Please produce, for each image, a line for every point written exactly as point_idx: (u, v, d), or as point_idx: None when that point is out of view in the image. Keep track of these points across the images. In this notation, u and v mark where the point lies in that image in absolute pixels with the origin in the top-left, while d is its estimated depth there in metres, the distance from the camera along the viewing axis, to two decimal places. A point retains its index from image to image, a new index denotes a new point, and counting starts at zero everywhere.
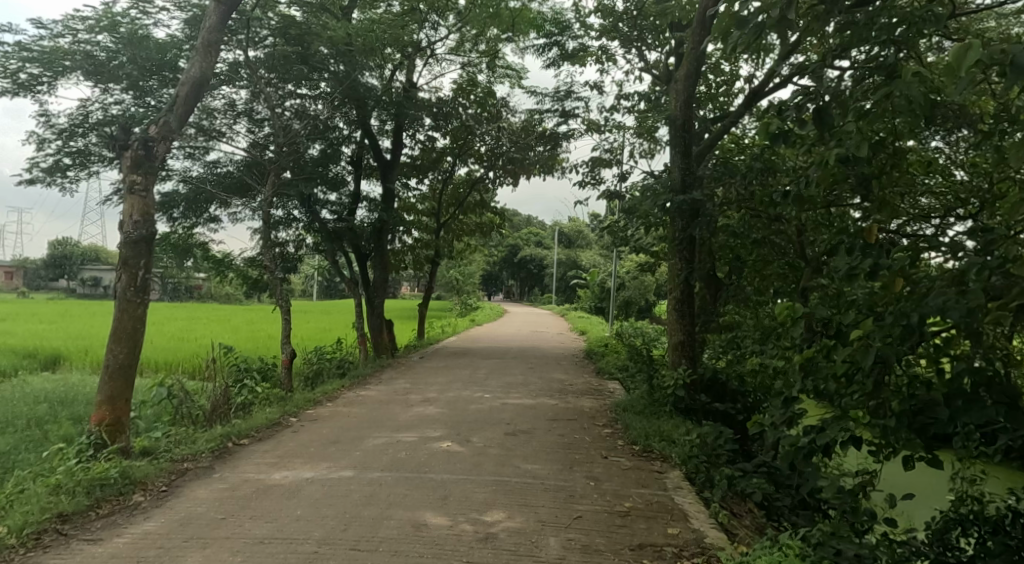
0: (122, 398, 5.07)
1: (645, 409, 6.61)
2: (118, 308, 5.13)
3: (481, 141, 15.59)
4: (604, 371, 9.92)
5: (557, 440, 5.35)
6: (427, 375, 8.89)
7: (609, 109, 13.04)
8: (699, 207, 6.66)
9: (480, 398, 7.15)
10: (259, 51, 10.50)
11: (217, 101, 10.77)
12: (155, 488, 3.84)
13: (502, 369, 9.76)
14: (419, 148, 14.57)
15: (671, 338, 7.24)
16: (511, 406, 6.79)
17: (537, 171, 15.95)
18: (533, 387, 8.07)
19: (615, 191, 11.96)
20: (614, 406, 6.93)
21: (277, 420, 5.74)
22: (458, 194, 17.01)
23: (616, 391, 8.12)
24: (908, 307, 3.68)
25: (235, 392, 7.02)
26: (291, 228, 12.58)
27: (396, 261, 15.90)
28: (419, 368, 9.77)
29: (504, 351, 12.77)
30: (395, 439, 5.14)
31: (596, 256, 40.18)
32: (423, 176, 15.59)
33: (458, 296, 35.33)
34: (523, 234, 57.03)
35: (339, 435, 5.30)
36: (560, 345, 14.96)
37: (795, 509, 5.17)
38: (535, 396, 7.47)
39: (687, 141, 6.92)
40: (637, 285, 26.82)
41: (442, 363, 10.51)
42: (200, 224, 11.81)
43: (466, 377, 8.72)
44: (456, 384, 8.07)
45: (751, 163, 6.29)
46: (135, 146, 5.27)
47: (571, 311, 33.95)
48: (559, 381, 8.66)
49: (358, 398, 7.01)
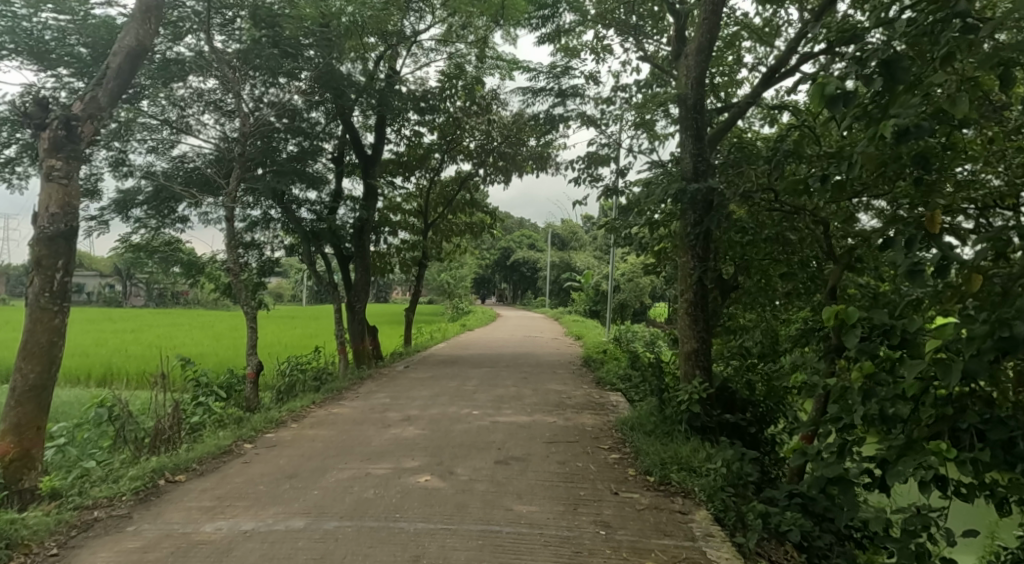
0: (32, 427, 4.39)
1: (656, 429, 5.81)
2: (29, 318, 4.43)
3: (470, 136, 14.79)
4: (604, 381, 9.11)
5: (555, 471, 4.54)
6: (409, 388, 8.07)
7: (606, 102, 12.30)
8: (714, 198, 5.87)
9: (466, 416, 6.32)
10: (230, 38, 9.72)
11: (185, 91, 9.95)
12: (42, 553, 3.03)
13: (494, 380, 8.94)
14: (405, 143, 13.80)
15: (683, 346, 6.40)
16: (502, 426, 5.96)
17: (529, 168, 15.16)
18: (528, 402, 7.25)
19: (612, 188, 11.17)
20: (619, 424, 6.11)
21: (228, 448, 4.90)
22: (447, 193, 16.18)
23: (620, 404, 7.32)
24: (1007, 312, 2.89)
25: (189, 412, 6.17)
26: (269, 228, 11.88)
27: (381, 263, 15.06)
28: (402, 379, 8.93)
29: (495, 359, 11.91)
30: (364, 473, 4.31)
31: (590, 259, 39.36)
32: (409, 174, 14.80)
33: (449, 300, 34.42)
34: (515, 237, 56.21)
35: (299, 466, 4.47)
36: (557, 352, 14.14)
37: (837, 549, 4.38)
38: (530, 412, 6.65)
39: (699, 124, 6.11)
40: (633, 288, 26.01)
41: (427, 372, 9.67)
42: (168, 225, 10.91)
43: (454, 390, 7.89)
44: (443, 398, 7.25)
45: (776, 146, 5.50)
46: (54, 126, 4.46)
47: (566, 314, 33.07)
48: (555, 394, 7.85)
49: (329, 417, 6.18)
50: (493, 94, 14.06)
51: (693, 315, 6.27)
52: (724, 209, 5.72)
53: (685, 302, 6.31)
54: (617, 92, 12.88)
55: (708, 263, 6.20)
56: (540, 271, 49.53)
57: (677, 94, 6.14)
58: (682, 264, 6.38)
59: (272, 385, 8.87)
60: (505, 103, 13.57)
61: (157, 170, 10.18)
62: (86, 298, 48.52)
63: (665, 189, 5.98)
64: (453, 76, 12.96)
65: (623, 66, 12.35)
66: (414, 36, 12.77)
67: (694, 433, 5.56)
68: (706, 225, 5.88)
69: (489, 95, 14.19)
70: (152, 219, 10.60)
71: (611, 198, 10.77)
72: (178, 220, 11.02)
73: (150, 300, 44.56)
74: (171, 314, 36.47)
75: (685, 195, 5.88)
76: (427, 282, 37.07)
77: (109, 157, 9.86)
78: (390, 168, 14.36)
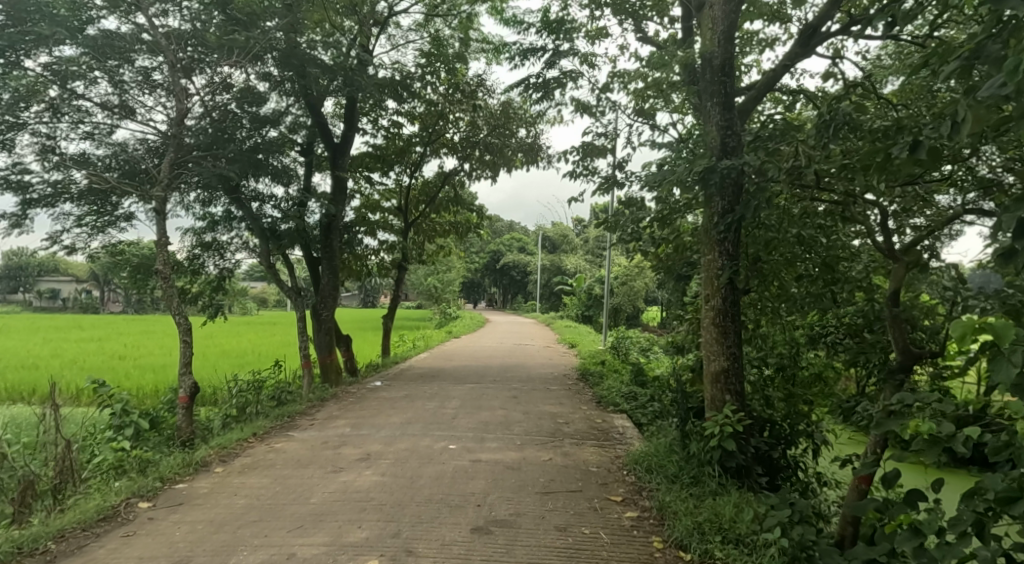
0: None
1: (680, 472, 4.61)
2: None
3: (453, 128, 13.61)
4: (605, 400, 7.88)
5: (554, 545, 3.34)
6: (378, 411, 6.84)
7: (601, 88, 11.24)
8: (749, 178, 4.66)
9: (440, 454, 5.09)
10: (179, 11, 8.46)
11: (130, 73, 8.67)
12: None
13: (478, 399, 7.74)
14: (382, 134, 12.81)
15: (708, 363, 5.05)
16: (485, 468, 4.74)
17: (520, 162, 13.77)
18: (518, 429, 6.05)
19: (610, 180, 10.07)
20: (631, 463, 4.93)
21: (112, 511, 3.65)
22: (429, 188, 14.91)
23: (627, 431, 6.14)
24: None
25: (91, 453, 4.92)
26: (229, 227, 10.58)
27: (358, 266, 13.83)
28: (373, 399, 7.71)
29: (482, 373, 10.69)
30: (287, 554, 3.08)
31: (580, 261, 38.23)
32: (388, 169, 13.69)
33: (437, 305, 33.19)
34: (505, 240, 55.05)
35: (197, 542, 3.23)
36: (550, 362, 12.95)
37: None
38: (520, 444, 5.44)
39: (729, 88, 4.92)
40: (626, 291, 24.92)
41: (402, 391, 8.41)
42: (115, 224, 9.30)
43: (430, 414, 6.67)
44: (415, 426, 6.04)
45: (835, 110, 4.29)
46: None
47: (557, 319, 31.75)
48: (550, 418, 6.63)
49: (266, 457, 4.92)
50: (479, 79, 12.83)
51: (721, 326, 4.95)
52: (765, 192, 4.50)
53: (710, 309, 5.03)
54: (615, 77, 11.76)
55: (739, 264, 4.99)
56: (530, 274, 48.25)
57: (701, 51, 4.94)
58: (705, 264, 5.14)
59: (219, 407, 7.60)
60: (491, 90, 12.43)
61: (94, 159, 8.78)
62: (59, 305, 46.74)
63: (687, 168, 4.78)
64: (433, 54, 11.68)
65: (619, 48, 11.18)
66: (391, 15, 11.60)
67: (727, 476, 4.43)
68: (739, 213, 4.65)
69: (474, 80, 12.94)
70: (90, 217, 9.12)
71: (609, 192, 9.67)
72: (125, 218, 9.39)
73: (126, 306, 43.09)
74: (144, 320, 35.17)
75: (712, 172, 4.65)
76: (414, 286, 35.86)
77: (34, 144, 8.38)
78: (366, 162, 13.20)
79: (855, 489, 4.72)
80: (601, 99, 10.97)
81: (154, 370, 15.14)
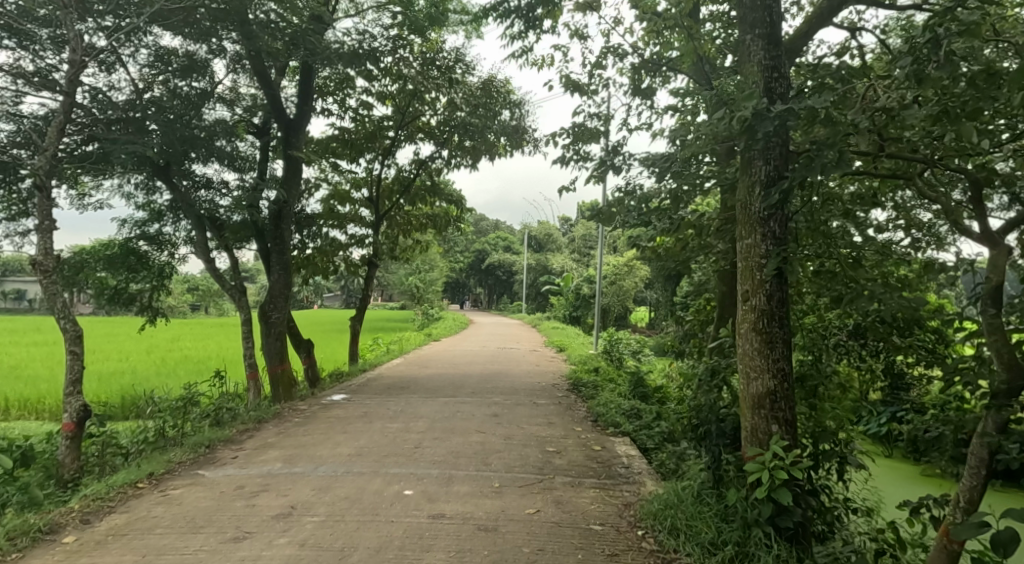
0: None
1: (720, 539, 3.40)
2: None
3: (430, 111, 12.43)
4: (602, 418, 6.61)
5: None
6: (324, 437, 5.53)
7: (593, 65, 10.06)
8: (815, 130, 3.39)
9: (391, 504, 3.81)
10: None
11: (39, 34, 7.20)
12: None
13: (451, 418, 6.44)
14: (350, 117, 11.57)
15: (750, 383, 3.77)
16: (450, 529, 3.46)
17: (503, 148, 12.52)
18: (496, 462, 4.77)
19: (604, 164, 8.84)
20: (651, 522, 3.70)
21: None
22: (404, 177, 13.58)
23: (635, 466, 4.87)
24: None
25: None
26: (170, 217, 9.23)
27: (323, 263, 12.45)
28: (323, 419, 6.39)
29: (458, 383, 9.38)
30: None
31: (567, 261, 37.16)
32: (358, 155, 12.36)
33: (418, 305, 31.69)
34: (490, 240, 53.76)
35: None
36: (538, 370, 11.67)
37: None
38: (498, 489, 4.15)
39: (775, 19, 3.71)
40: (615, 290, 23.82)
41: (362, 408, 7.10)
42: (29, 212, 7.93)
43: (389, 441, 5.36)
44: (364, 461, 4.73)
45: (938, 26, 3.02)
46: None
47: (544, 320, 30.40)
48: (537, 446, 5.35)
49: (149, 514, 3.61)
50: (457, 55, 11.53)
51: (765, 333, 3.70)
52: (839, 150, 3.25)
53: (750, 311, 3.78)
54: (609, 51, 10.54)
55: (788, 250, 3.75)
56: (515, 274, 47.01)
57: None
58: (741, 250, 3.89)
59: (134, 431, 6.25)
60: (471, 67, 11.17)
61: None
62: (25, 307, 44.73)
63: (724, 119, 3.52)
64: (403, 22, 10.19)
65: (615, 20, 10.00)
66: None
67: (783, 542, 3.24)
68: (799, 178, 3.38)
69: (452, 57, 11.66)
70: None
71: (602, 178, 8.45)
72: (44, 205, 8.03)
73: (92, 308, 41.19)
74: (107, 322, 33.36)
75: (765, 117, 3.33)
76: (396, 285, 34.39)
77: None
78: (332, 147, 11.95)
79: (943, 551, 3.54)
80: (593, 74, 9.72)
81: (96, 379, 13.61)
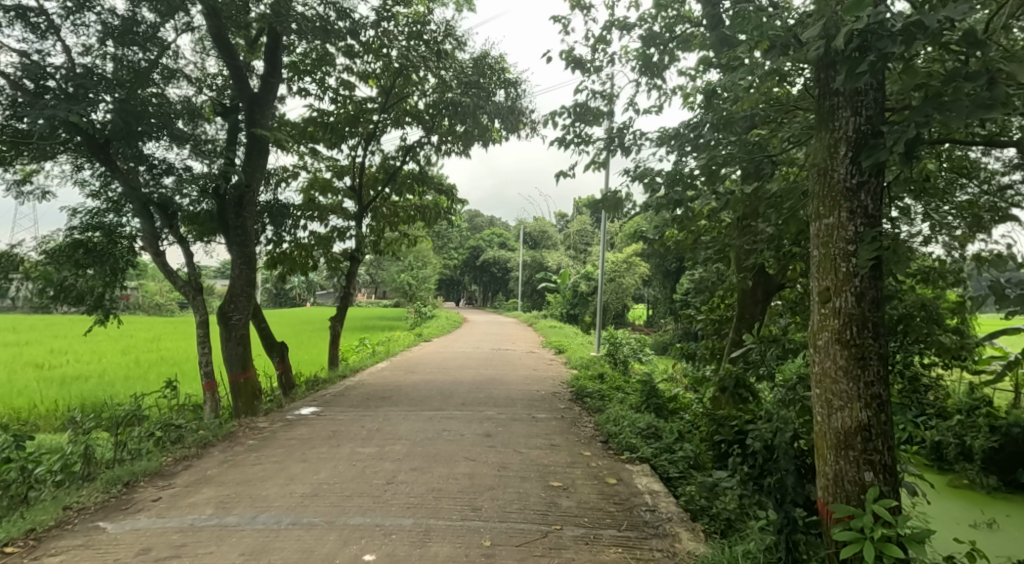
0: None
1: None
2: None
3: (418, 92, 11.43)
4: (614, 438, 5.61)
5: None
6: (275, 468, 4.53)
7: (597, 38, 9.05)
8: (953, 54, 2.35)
9: None
10: None
11: None
12: None
13: (434, 440, 5.44)
14: (328, 97, 10.54)
15: (835, 413, 2.76)
16: None
17: (497, 133, 11.49)
18: (485, 506, 3.76)
19: (609, 146, 7.85)
20: None
21: None
22: (390, 165, 12.52)
23: (661, 509, 3.88)
24: None
25: None
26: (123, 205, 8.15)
27: (300, 258, 11.41)
28: (280, 442, 5.38)
29: (446, 392, 8.38)
30: None
31: (563, 258, 36.07)
32: (338, 141, 11.32)
33: (410, 303, 30.49)
34: (484, 236, 52.64)
35: None
36: (535, 375, 10.65)
37: None
38: (487, 551, 3.14)
39: None
40: (614, 288, 22.72)
41: (332, 426, 6.07)
42: None
43: (353, 474, 4.36)
44: (316, 505, 3.72)
45: None
46: None
47: (541, 319, 29.30)
48: (537, 479, 4.34)
49: None
50: (447, 29, 10.48)
51: (855, 346, 2.71)
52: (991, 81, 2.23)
53: (831, 316, 2.78)
54: (615, 24, 9.52)
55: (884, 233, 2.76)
56: (511, 272, 45.93)
57: None
58: (817, 233, 2.88)
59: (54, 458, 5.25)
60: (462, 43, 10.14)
61: None
62: None
63: (818, 40, 2.47)
64: None
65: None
66: None
67: None
68: (920, 127, 2.37)
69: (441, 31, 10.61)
70: None
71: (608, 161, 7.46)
72: None
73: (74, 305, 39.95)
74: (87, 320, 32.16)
75: (882, 34, 2.31)
76: (387, 283, 33.24)
77: None
78: (310, 131, 10.91)
79: None
80: (597, 47, 8.71)
81: (53, 383, 12.54)
